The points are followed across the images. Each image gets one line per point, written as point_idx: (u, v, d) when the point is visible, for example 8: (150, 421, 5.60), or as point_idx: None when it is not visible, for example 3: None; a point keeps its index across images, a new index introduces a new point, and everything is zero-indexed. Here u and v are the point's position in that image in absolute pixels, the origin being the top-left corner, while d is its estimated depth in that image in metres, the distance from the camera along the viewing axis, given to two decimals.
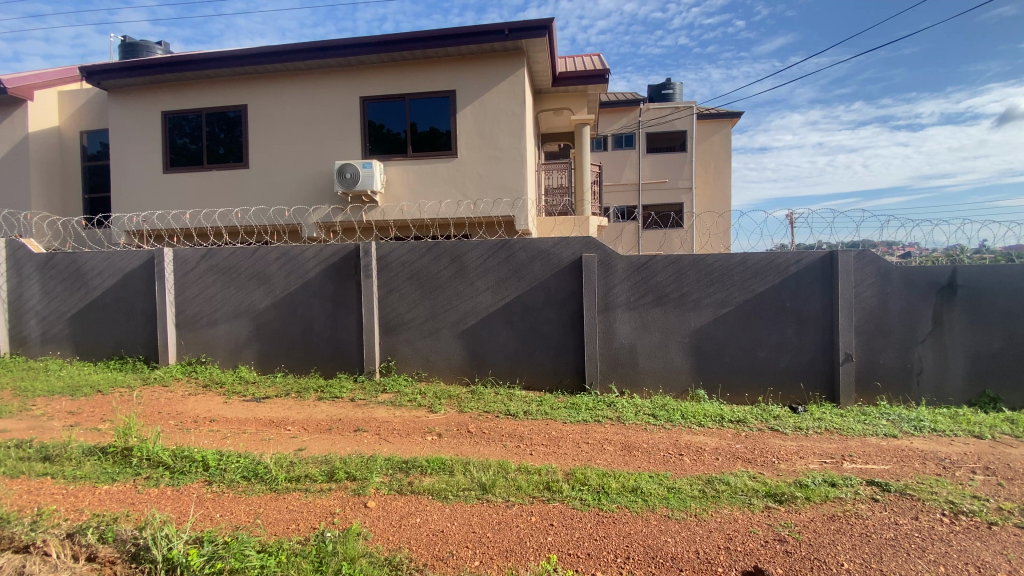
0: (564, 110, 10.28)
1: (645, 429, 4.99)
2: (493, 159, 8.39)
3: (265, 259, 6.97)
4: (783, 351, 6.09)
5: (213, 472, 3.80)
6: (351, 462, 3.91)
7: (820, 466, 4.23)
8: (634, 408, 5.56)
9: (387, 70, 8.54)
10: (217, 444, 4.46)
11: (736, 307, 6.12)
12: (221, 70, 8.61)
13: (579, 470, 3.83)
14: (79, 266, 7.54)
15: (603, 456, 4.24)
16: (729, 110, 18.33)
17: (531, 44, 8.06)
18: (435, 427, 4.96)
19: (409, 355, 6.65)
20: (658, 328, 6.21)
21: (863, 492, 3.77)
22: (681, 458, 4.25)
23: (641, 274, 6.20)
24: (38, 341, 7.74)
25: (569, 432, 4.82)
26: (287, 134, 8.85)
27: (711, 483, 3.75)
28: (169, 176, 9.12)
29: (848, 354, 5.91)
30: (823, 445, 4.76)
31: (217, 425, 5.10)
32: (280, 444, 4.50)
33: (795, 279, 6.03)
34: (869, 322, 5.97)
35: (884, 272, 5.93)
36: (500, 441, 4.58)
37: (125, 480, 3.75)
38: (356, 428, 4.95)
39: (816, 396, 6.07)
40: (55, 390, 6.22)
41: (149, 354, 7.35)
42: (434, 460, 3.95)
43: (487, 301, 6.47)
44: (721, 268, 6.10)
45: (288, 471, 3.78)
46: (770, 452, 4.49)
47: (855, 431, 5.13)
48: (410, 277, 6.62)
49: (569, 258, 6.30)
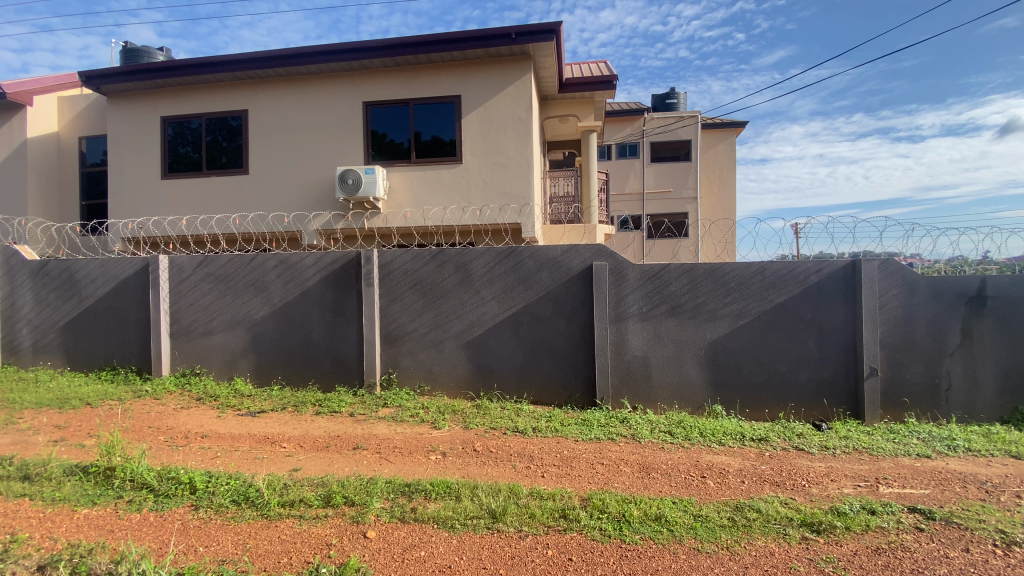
0: (570, 116, 10.09)
1: (663, 449, 4.69)
2: (499, 165, 8.17)
3: (263, 267, 6.73)
4: (803, 365, 5.80)
5: (200, 496, 3.50)
6: (349, 484, 3.61)
7: (855, 490, 3.94)
8: (649, 425, 5.27)
9: (392, 74, 8.35)
10: (207, 464, 4.15)
11: (754, 318, 5.84)
12: (223, 74, 8.44)
13: (596, 495, 3.53)
14: (72, 273, 7.30)
15: (621, 478, 3.94)
16: (734, 120, 18.18)
17: (539, 48, 7.88)
18: (439, 445, 4.67)
19: (412, 367, 6.37)
20: (672, 340, 5.93)
21: (906, 521, 3.48)
22: (704, 481, 3.95)
23: (655, 283, 5.93)
24: (30, 351, 7.47)
25: (582, 452, 4.53)
26: (289, 140, 8.65)
27: (741, 510, 3.45)
28: (168, 183, 8.91)
29: (874, 368, 5.63)
30: (855, 466, 4.46)
31: (209, 441, 4.81)
32: (274, 464, 4.20)
33: (815, 289, 5.76)
34: (895, 335, 5.69)
35: (909, 282, 5.65)
36: (508, 461, 4.28)
37: (105, 504, 3.45)
38: (356, 445, 4.67)
39: (840, 413, 5.77)
40: (42, 402, 5.94)
41: (142, 365, 7.09)
42: (439, 483, 3.64)
43: (493, 310, 6.20)
44: (737, 278, 5.83)
45: (281, 495, 3.48)
46: (800, 474, 4.19)
47: (886, 452, 4.83)
48: (413, 286, 6.37)
49: (578, 266, 6.04)
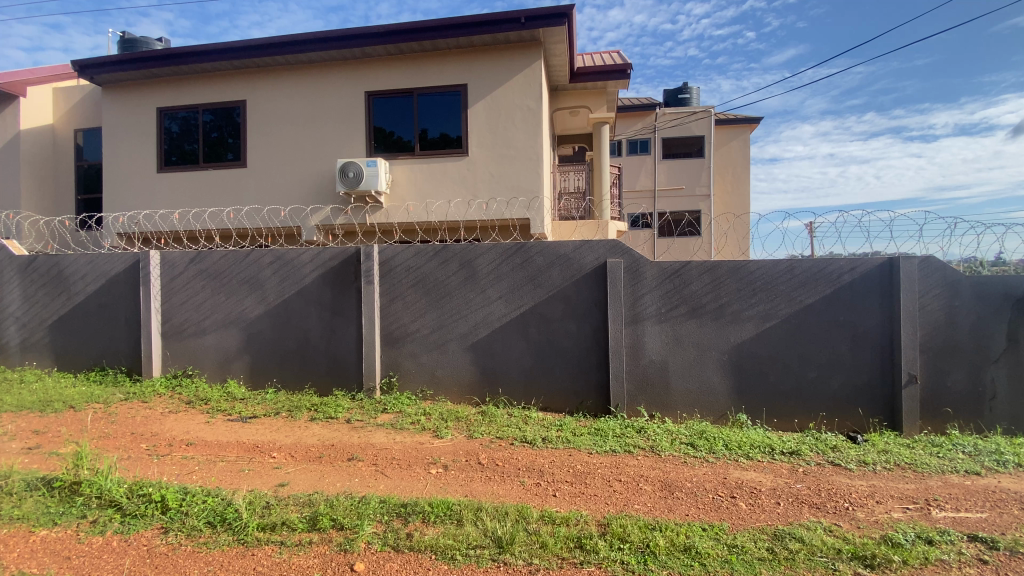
0: (581, 108, 9.68)
1: (685, 464, 4.27)
2: (507, 157, 7.77)
3: (258, 264, 6.38)
4: (835, 371, 5.36)
5: (172, 517, 3.13)
6: (338, 505, 3.22)
7: (905, 515, 3.51)
8: (669, 436, 4.85)
9: (394, 62, 7.97)
10: (184, 478, 3.78)
11: (782, 321, 5.40)
12: (219, 63, 8.11)
13: (615, 520, 3.12)
14: (61, 269, 7.00)
15: (641, 499, 3.53)
16: (748, 116, 17.69)
17: (549, 34, 7.47)
18: (440, 457, 4.29)
19: (414, 370, 5.99)
20: (692, 344, 5.51)
21: (969, 553, 3.05)
22: (735, 502, 3.54)
23: (674, 282, 5.51)
24: (18, 350, 7.18)
25: (597, 467, 4.11)
26: (288, 132, 8.30)
27: (782, 540, 3.04)
28: (164, 176, 8.61)
29: (913, 375, 5.17)
30: (899, 486, 4.01)
31: (193, 450, 4.47)
32: (258, 478, 3.83)
33: (848, 289, 5.32)
34: (935, 339, 5.23)
35: (951, 282, 5.20)
36: (515, 477, 3.88)
37: (65, 526, 3.10)
38: (351, 456, 4.31)
39: (876, 423, 5.33)
40: (22, 406, 5.62)
41: (132, 366, 6.78)
42: (439, 504, 3.24)
43: (500, 311, 5.81)
44: (764, 277, 5.39)
45: (261, 516, 3.11)
46: (840, 495, 3.76)
47: (932, 468, 4.37)
48: (415, 284, 5.99)
49: (592, 263, 5.64)
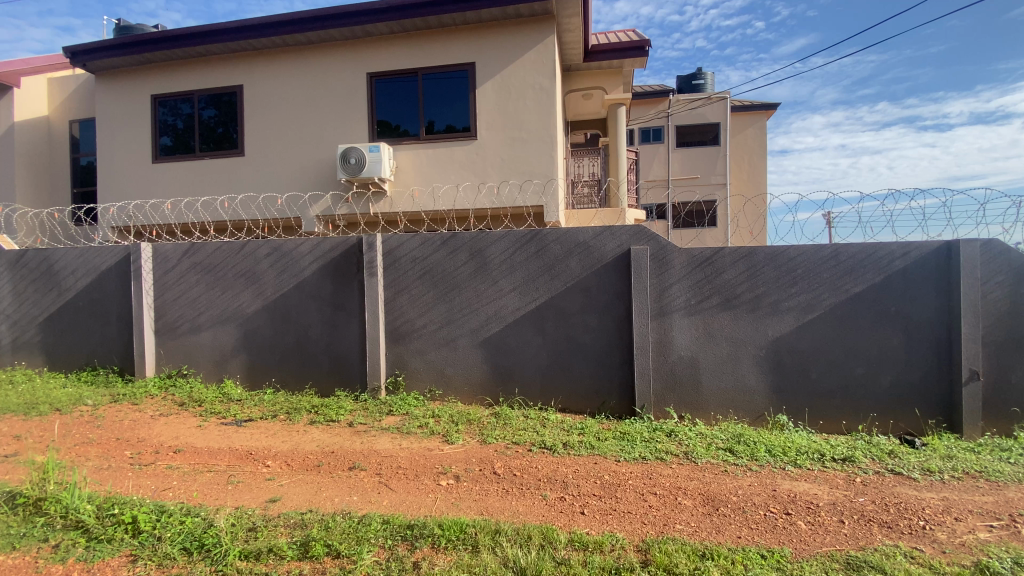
0: (596, 90, 9.15)
1: (727, 473, 3.79)
2: (519, 141, 7.28)
3: (255, 256, 5.97)
4: (886, 367, 4.85)
5: (144, 542, 2.72)
6: (334, 527, 2.79)
7: (992, 535, 3.01)
8: (704, 440, 4.37)
9: (398, 41, 7.50)
10: (164, 494, 3.37)
11: (826, 312, 4.89)
12: (215, 46, 7.69)
13: (657, 546, 2.66)
14: (50, 264, 6.63)
15: (683, 517, 3.07)
16: (766, 102, 17.00)
17: (563, 6, 6.96)
18: (451, 466, 3.84)
19: (421, 369, 5.56)
20: (725, 338, 5.02)
21: None
22: (793, 521, 3.06)
23: (705, 271, 5.01)
24: (7, 349, 6.85)
25: (628, 477, 3.65)
26: (287, 118, 7.87)
27: (859, 571, 2.55)
28: (159, 167, 8.23)
29: (975, 372, 4.63)
30: (975, 499, 3.50)
31: (181, 459, 4.06)
32: (247, 492, 3.41)
33: (901, 277, 4.79)
34: (998, 330, 4.69)
35: (1017, 267, 4.64)
36: (536, 491, 3.42)
37: (23, 551, 2.70)
38: (352, 465, 3.88)
39: (932, 424, 4.80)
40: (5, 408, 5.26)
41: (125, 365, 6.41)
42: (452, 526, 2.79)
43: (513, 304, 5.35)
44: (806, 264, 4.88)
45: (245, 541, 2.68)
46: (911, 511, 3.26)
47: (1007, 477, 3.85)
48: (422, 275, 5.54)
49: (614, 251, 5.15)
